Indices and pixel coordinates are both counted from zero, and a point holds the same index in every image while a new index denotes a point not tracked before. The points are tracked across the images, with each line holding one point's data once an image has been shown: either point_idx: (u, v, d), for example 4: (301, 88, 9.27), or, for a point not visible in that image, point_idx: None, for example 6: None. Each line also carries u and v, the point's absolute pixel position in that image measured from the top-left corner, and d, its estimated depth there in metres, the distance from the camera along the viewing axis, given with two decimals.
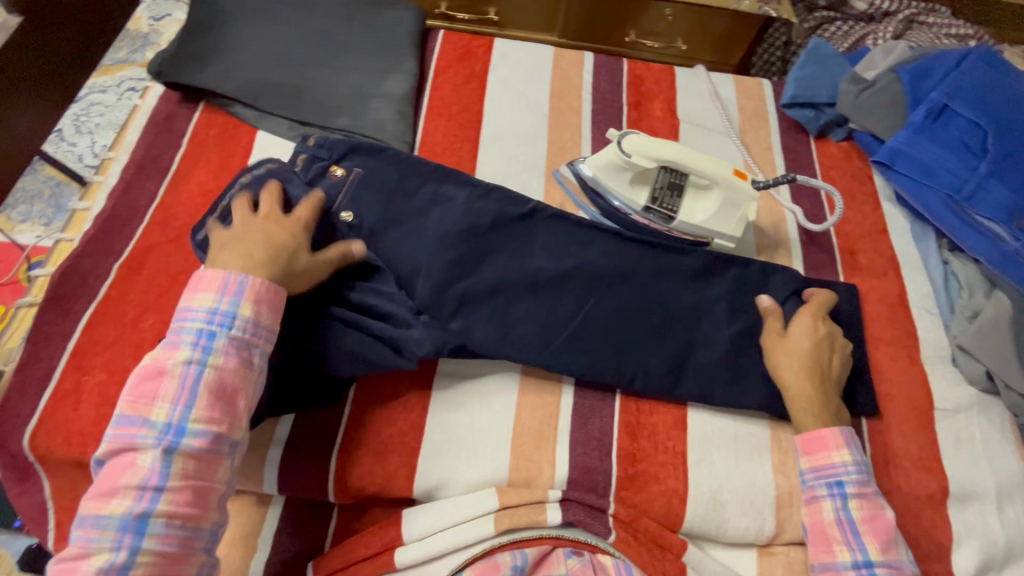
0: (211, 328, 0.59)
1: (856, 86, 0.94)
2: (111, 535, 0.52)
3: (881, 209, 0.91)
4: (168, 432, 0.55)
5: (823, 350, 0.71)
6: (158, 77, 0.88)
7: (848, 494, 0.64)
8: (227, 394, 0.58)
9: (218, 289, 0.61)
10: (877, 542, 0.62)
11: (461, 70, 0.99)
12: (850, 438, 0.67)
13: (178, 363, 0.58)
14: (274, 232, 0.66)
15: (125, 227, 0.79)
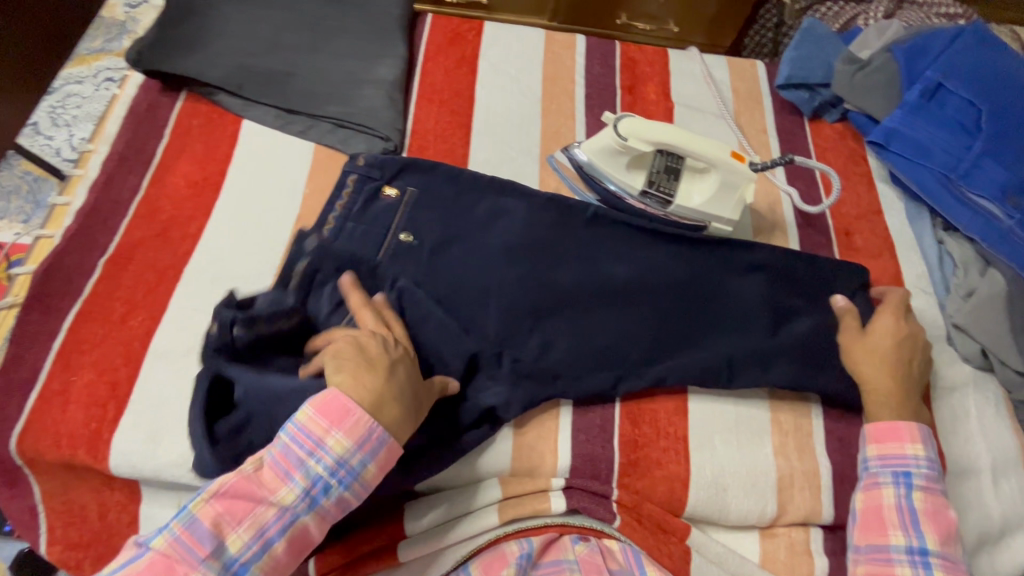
0: (331, 479, 0.54)
1: (852, 65, 0.93)
2: None
3: (875, 189, 0.91)
4: (230, 574, 0.51)
5: (906, 350, 0.71)
6: (137, 66, 0.85)
7: (915, 485, 0.64)
8: (295, 550, 0.54)
9: (358, 440, 0.55)
10: (939, 536, 0.62)
11: (452, 54, 0.97)
12: (925, 435, 0.66)
13: (281, 498, 0.53)
14: (399, 374, 0.60)
15: (108, 221, 0.77)
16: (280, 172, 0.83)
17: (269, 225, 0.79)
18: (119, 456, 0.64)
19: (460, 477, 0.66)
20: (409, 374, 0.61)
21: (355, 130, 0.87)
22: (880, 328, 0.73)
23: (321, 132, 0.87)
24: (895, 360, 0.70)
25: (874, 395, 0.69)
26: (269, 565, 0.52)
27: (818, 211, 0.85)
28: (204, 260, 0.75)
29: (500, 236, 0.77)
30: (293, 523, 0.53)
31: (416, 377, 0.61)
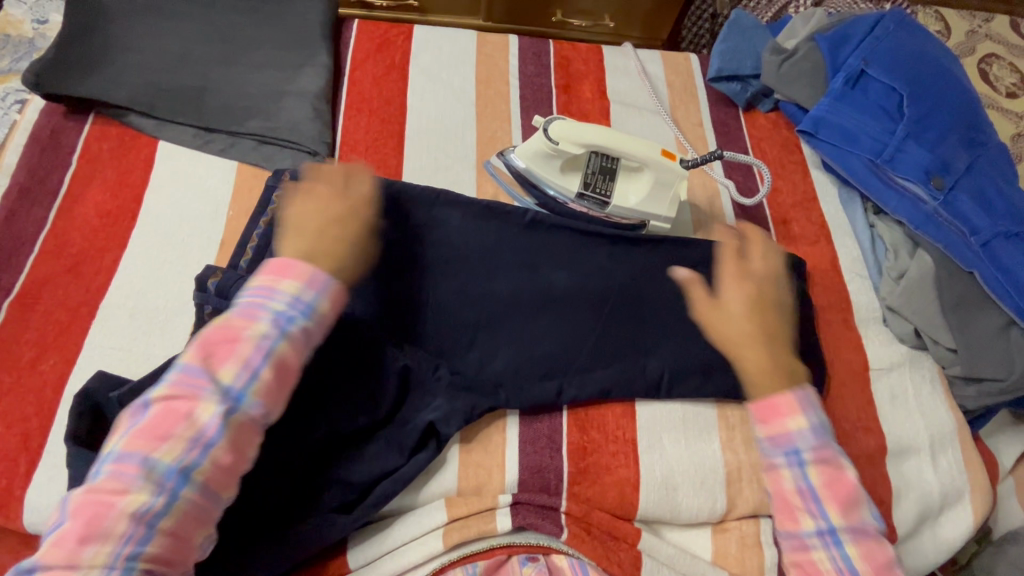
0: (290, 314, 0.56)
1: (778, 56, 0.94)
2: (154, 478, 0.48)
3: (810, 176, 0.93)
4: (230, 401, 0.52)
5: (760, 293, 0.68)
6: (37, 90, 0.79)
7: (807, 461, 0.59)
8: (284, 379, 0.55)
9: (304, 278, 0.57)
10: (840, 507, 0.58)
11: (381, 61, 0.94)
12: (805, 401, 0.61)
13: (255, 334, 0.54)
14: (337, 220, 0.64)
15: (12, 259, 0.72)
16: (202, 195, 0.79)
17: (192, 252, 0.75)
18: (33, 512, 0.59)
19: (406, 498, 0.65)
20: (342, 212, 0.65)
21: (280, 145, 0.83)
22: (738, 279, 0.69)
23: (244, 150, 0.83)
24: (757, 315, 0.67)
25: (752, 369, 0.64)
26: (264, 394, 0.54)
27: (753, 203, 0.86)
28: (121, 294, 0.71)
29: (436, 248, 0.75)
30: (271, 353, 0.54)
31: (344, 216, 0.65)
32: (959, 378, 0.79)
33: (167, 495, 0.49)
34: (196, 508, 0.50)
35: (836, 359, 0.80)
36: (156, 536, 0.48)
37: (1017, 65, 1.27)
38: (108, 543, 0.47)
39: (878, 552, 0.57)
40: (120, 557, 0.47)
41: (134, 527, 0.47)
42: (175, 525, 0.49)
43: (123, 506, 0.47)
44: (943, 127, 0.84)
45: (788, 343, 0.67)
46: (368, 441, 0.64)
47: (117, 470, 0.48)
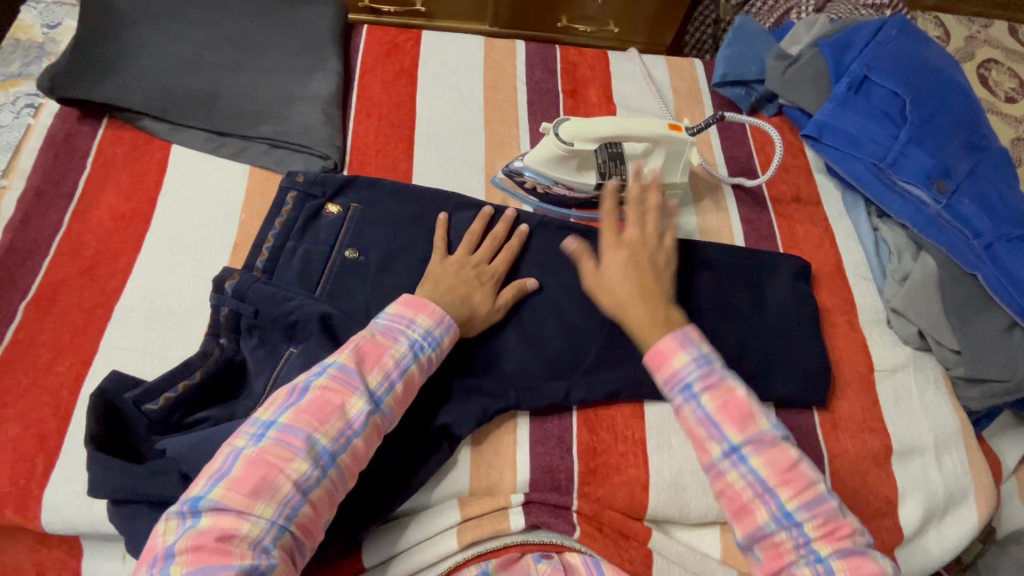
0: (424, 341, 0.63)
1: (782, 62, 0.95)
2: (311, 454, 0.54)
3: (813, 180, 0.94)
4: (374, 403, 0.58)
5: (642, 251, 0.67)
6: (51, 94, 0.80)
7: (698, 393, 0.57)
8: (410, 394, 0.61)
9: (439, 315, 0.64)
10: (737, 427, 0.56)
11: (390, 66, 0.95)
12: (684, 335, 0.59)
13: (398, 350, 0.61)
14: (475, 279, 0.71)
15: (28, 262, 0.72)
16: (215, 198, 0.80)
17: (205, 255, 0.75)
18: (50, 511, 0.60)
19: (420, 499, 0.65)
20: (481, 275, 0.72)
21: (291, 149, 0.84)
22: (621, 241, 0.68)
23: (256, 154, 0.84)
24: (634, 272, 0.66)
25: (639, 326, 0.62)
26: (396, 403, 0.60)
27: (758, 184, 0.90)
28: (137, 296, 0.72)
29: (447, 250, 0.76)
30: (407, 370, 0.61)
31: (479, 261, 0.73)
32: (962, 379, 0.80)
33: (320, 472, 0.54)
34: (332, 491, 0.55)
35: (840, 360, 0.81)
36: (305, 506, 0.53)
37: (1015, 70, 1.28)
38: (275, 499, 0.51)
39: (781, 457, 0.56)
40: (281, 515, 0.51)
41: (293, 493, 0.52)
42: (320, 498, 0.54)
43: (289, 472, 0.52)
44: (945, 132, 0.86)
45: (671, 297, 0.65)
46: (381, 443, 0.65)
47: (283, 439, 0.54)
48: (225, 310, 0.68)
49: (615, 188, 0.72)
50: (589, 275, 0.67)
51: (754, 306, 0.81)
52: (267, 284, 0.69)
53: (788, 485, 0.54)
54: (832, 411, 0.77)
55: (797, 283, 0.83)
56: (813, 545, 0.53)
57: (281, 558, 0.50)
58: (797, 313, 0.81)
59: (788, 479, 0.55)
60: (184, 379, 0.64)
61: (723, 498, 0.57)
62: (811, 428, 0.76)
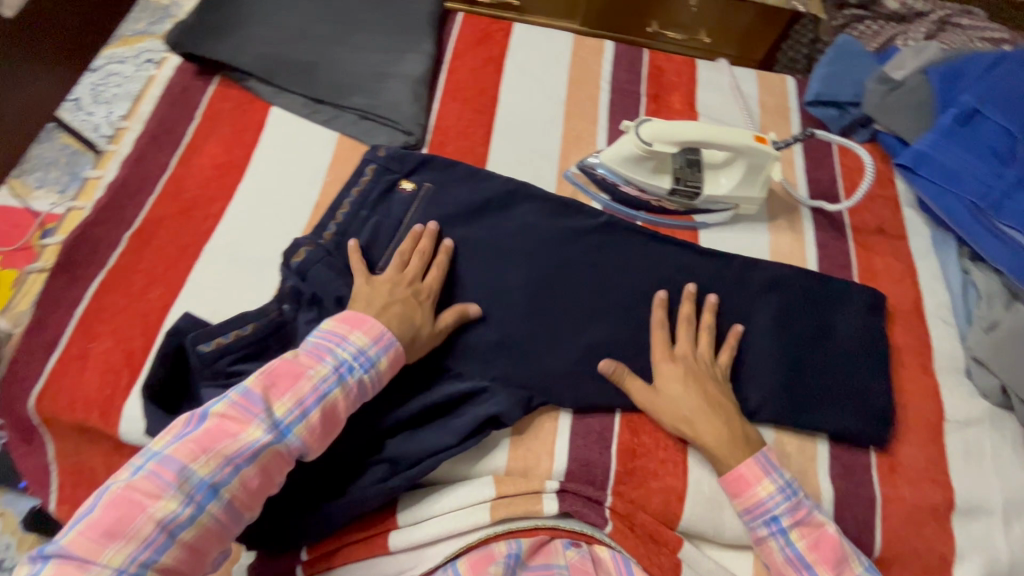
0: (353, 363, 0.61)
1: (884, 86, 0.91)
2: (187, 490, 0.52)
3: (901, 214, 0.90)
4: (277, 432, 0.56)
5: (698, 367, 0.70)
6: (176, 49, 0.88)
7: (787, 528, 0.63)
8: (330, 421, 0.60)
9: (375, 335, 0.63)
10: (831, 568, 0.62)
11: (480, 53, 0.98)
12: (767, 465, 0.64)
13: (317, 375, 0.59)
14: (409, 301, 0.69)
15: (136, 196, 0.79)
16: (304, 160, 0.85)
17: (289, 212, 0.80)
18: (129, 422, 0.66)
19: (459, 469, 0.66)
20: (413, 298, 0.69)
21: (378, 122, 0.88)
22: (677, 355, 0.71)
23: (345, 123, 0.88)
24: (694, 387, 0.68)
25: (710, 439, 0.66)
26: (307, 433, 0.58)
27: (841, 208, 0.87)
28: (225, 240, 0.77)
29: (514, 256, 0.78)
30: (324, 398, 0.59)
31: (411, 279, 0.71)
32: None
33: (194, 508, 0.52)
34: (217, 526, 0.53)
35: (908, 405, 0.76)
36: (173, 545, 0.51)
37: None
38: (131, 544, 0.49)
39: None
40: (135, 562, 0.49)
41: (156, 533, 0.50)
42: (194, 536, 0.52)
43: (153, 511, 0.50)
44: None
45: (730, 407, 0.68)
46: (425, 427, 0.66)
47: (157, 473, 0.51)
48: (291, 282, 0.71)
49: (661, 300, 0.75)
50: (640, 393, 0.69)
51: (820, 334, 0.78)
52: (328, 265, 0.72)
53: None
54: (891, 455, 0.73)
55: (869, 319, 0.79)
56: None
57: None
58: (866, 348, 0.78)
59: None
60: (238, 330, 0.68)
61: None
62: (866, 468, 0.72)
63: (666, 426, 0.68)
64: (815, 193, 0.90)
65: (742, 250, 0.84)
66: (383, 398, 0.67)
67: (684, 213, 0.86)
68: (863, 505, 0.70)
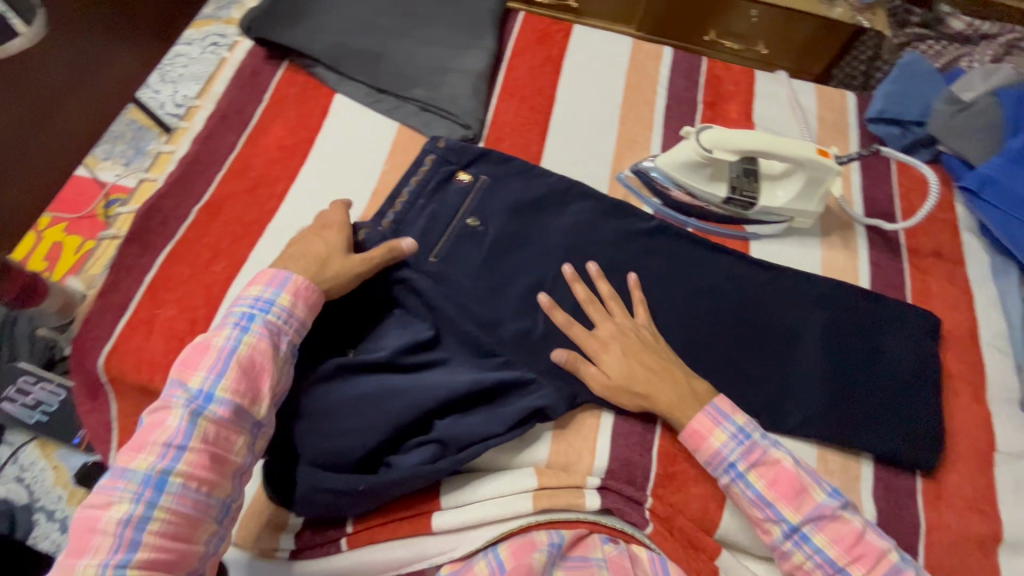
0: (253, 312, 0.62)
1: (952, 106, 0.89)
2: (133, 488, 0.53)
3: (959, 238, 0.88)
4: (197, 401, 0.57)
5: (628, 337, 0.70)
6: (248, 33, 0.92)
7: (745, 471, 0.63)
8: (254, 376, 0.59)
9: (267, 281, 0.65)
10: (793, 505, 0.61)
11: (538, 53, 0.99)
12: (717, 413, 0.65)
13: (220, 337, 0.60)
14: (315, 243, 0.70)
15: (205, 172, 0.83)
16: (364, 147, 0.87)
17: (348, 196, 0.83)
18: None
19: (502, 458, 0.67)
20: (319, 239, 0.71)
21: (438, 114, 0.90)
22: (604, 340, 0.70)
23: (406, 114, 0.90)
24: (624, 352, 0.69)
25: (667, 406, 0.66)
26: (233, 390, 0.58)
27: (897, 228, 0.86)
28: (286, 220, 0.80)
29: (565, 254, 0.79)
30: (234, 352, 0.59)
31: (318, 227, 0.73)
32: None
33: (147, 500, 0.52)
34: (186, 509, 0.54)
35: (957, 432, 0.75)
36: (145, 540, 0.51)
37: None
38: (101, 551, 0.51)
39: (845, 531, 0.60)
40: (110, 565, 0.50)
41: (120, 534, 0.51)
42: (163, 526, 0.52)
43: (108, 516, 0.52)
44: None
45: (674, 361, 0.69)
46: (472, 412, 0.67)
47: (106, 484, 0.53)
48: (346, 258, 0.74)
49: (568, 275, 0.75)
50: (595, 380, 0.68)
51: (870, 353, 0.77)
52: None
53: (858, 561, 0.59)
54: (937, 481, 0.72)
55: (923, 342, 0.78)
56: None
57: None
58: (918, 371, 0.76)
59: (857, 555, 0.59)
60: None
61: None
62: (911, 492, 0.71)
63: (629, 408, 0.68)
64: (872, 210, 0.89)
65: (793, 264, 0.84)
66: (425, 385, 0.65)
67: (737, 222, 0.85)
68: (906, 529, 0.69)
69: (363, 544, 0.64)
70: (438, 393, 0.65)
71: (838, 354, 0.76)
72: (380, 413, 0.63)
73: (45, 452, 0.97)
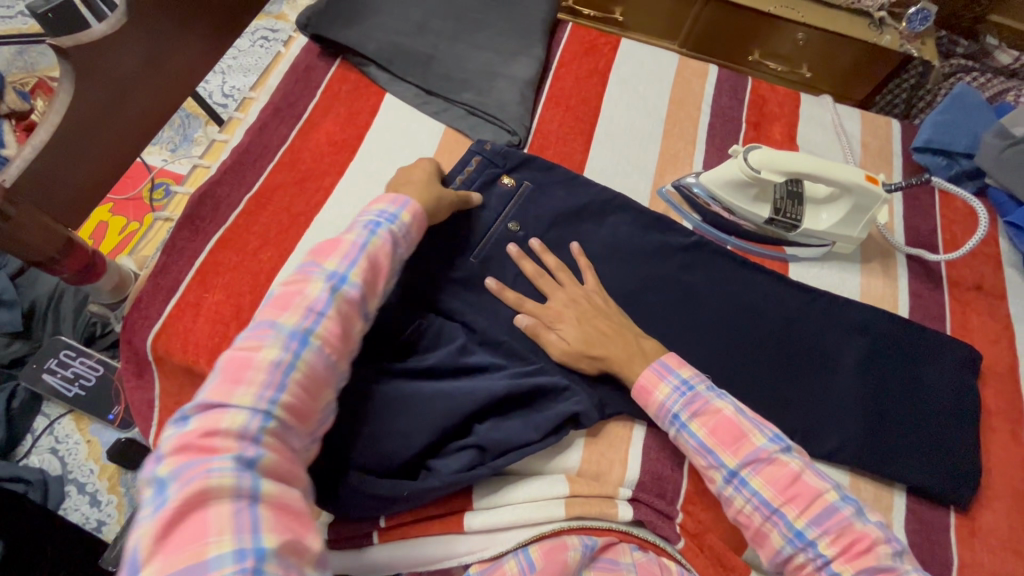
0: (379, 221, 0.64)
1: (1002, 140, 0.88)
2: (281, 339, 0.52)
3: (1002, 273, 0.87)
4: (337, 279, 0.58)
5: (582, 303, 0.73)
6: (305, 29, 0.95)
7: (687, 420, 0.64)
8: (375, 273, 0.61)
9: (389, 200, 0.67)
10: (730, 450, 0.61)
11: (585, 64, 1.00)
12: (663, 367, 0.67)
13: (352, 234, 0.62)
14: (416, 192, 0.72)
15: (257, 162, 0.85)
16: (411, 147, 0.89)
17: None
18: None
19: (536, 463, 0.68)
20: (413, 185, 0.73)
21: (485, 119, 0.91)
22: (558, 309, 0.73)
23: (453, 117, 0.92)
24: (581, 317, 0.72)
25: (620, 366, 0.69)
26: (362, 278, 0.59)
27: (939, 259, 0.85)
28: (332, 213, 0.81)
29: (605, 266, 0.80)
30: (367, 247, 0.61)
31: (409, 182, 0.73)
32: None
33: (292, 352, 0.52)
34: (319, 371, 0.53)
35: (994, 469, 0.74)
36: (291, 385, 0.51)
37: None
38: (254, 385, 0.49)
39: (783, 475, 0.59)
40: (264, 400, 0.48)
41: (270, 374, 0.50)
42: (303, 379, 0.52)
43: (259, 358, 0.50)
44: None
45: (628, 325, 0.72)
46: (510, 415, 0.68)
47: (252, 333, 0.53)
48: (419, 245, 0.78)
49: (517, 252, 0.78)
50: (555, 346, 0.71)
51: (907, 383, 0.76)
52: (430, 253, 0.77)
53: (792, 502, 0.58)
54: (972, 517, 0.71)
55: (962, 377, 0.77)
56: (832, 564, 0.56)
57: (271, 446, 0.48)
58: (955, 405, 0.75)
59: (791, 496, 0.58)
60: None
61: (741, 523, 0.61)
62: (944, 527, 0.70)
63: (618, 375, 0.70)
64: (913, 238, 0.89)
65: (831, 288, 0.84)
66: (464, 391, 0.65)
67: (776, 244, 0.85)
68: (938, 564, 0.68)
69: (395, 541, 0.64)
70: (478, 397, 0.65)
71: (873, 381, 0.75)
72: (426, 417, 0.63)
73: (79, 426, 1.00)
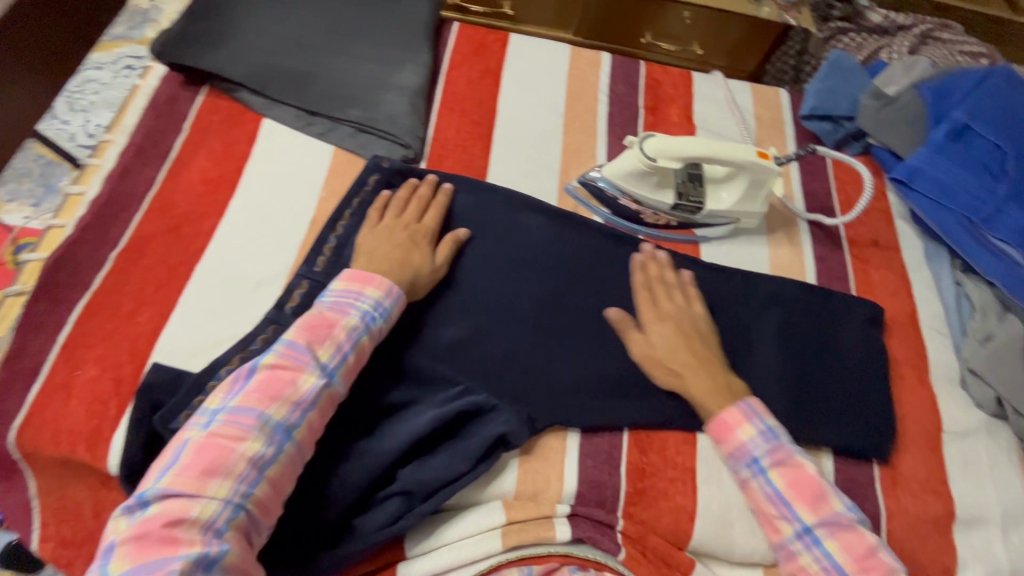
0: (373, 314, 0.64)
1: (878, 101, 0.94)
2: (266, 432, 0.54)
3: (893, 226, 0.92)
4: (326, 376, 0.59)
5: (684, 321, 0.72)
6: (161, 58, 0.85)
7: (767, 468, 0.63)
8: (359, 365, 0.63)
9: (385, 289, 0.66)
10: (808, 505, 0.61)
11: (476, 65, 0.96)
12: (751, 412, 0.66)
13: (348, 325, 0.62)
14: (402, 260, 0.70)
15: (122, 212, 0.76)
16: (298, 174, 0.82)
17: (283, 229, 0.77)
18: (115, 454, 0.62)
19: (469, 493, 0.64)
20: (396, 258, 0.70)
21: (376, 135, 0.86)
22: (660, 313, 0.73)
23: (342, 136, 0.86)
24: (676, 333, 0.72)
25: (697, 391, 0.68)
26: (348, 374, 0.61)
27: (836, 223, 0.88)
28: (216, 258, 0.74)
29: (517, 274, 0.77)
30: (358, 342, 0.62)
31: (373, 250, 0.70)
32: None
33: (276, 448, 0.54)
34: (293, 465, 0.55)
35: (908, 415, 0.77)
36: (263, 482, 0.53)
37: None
38: (230, 478, 0.51)
39: (855, 541, 0.60)
40: (238, 494, 0.51)
41: (248, 470, 0.52)
42: (277, 474, 0.54)
43: (242, 451, 0.52)
44: None
45: (718, 356, 0.71)
46: (437, 451, 0.64)
47: (232, 420, 0.54)
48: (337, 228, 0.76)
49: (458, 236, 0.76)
50: (637, 347, 0.72)
51: (821, 348, 0.78)
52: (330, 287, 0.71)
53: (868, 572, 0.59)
54: (894, 467, 0.74)
55: (869, 333, 0.80)
56: None
57: (235, 541, 0.50)
58: (866, 361, 0.79)
59: (868, 566, 0.59)
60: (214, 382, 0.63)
61: None
62: (870, 481, 0.72)
63: (659, 381, 0.70)
64: (812, 203, 0.92)
65: (741, 264, 0.85)
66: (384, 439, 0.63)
67: (684, 228, 0.86)
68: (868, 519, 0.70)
69: None
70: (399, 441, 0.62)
71: (790, 352, 0.77)
72: (350, 470, 0.61)
73: None
